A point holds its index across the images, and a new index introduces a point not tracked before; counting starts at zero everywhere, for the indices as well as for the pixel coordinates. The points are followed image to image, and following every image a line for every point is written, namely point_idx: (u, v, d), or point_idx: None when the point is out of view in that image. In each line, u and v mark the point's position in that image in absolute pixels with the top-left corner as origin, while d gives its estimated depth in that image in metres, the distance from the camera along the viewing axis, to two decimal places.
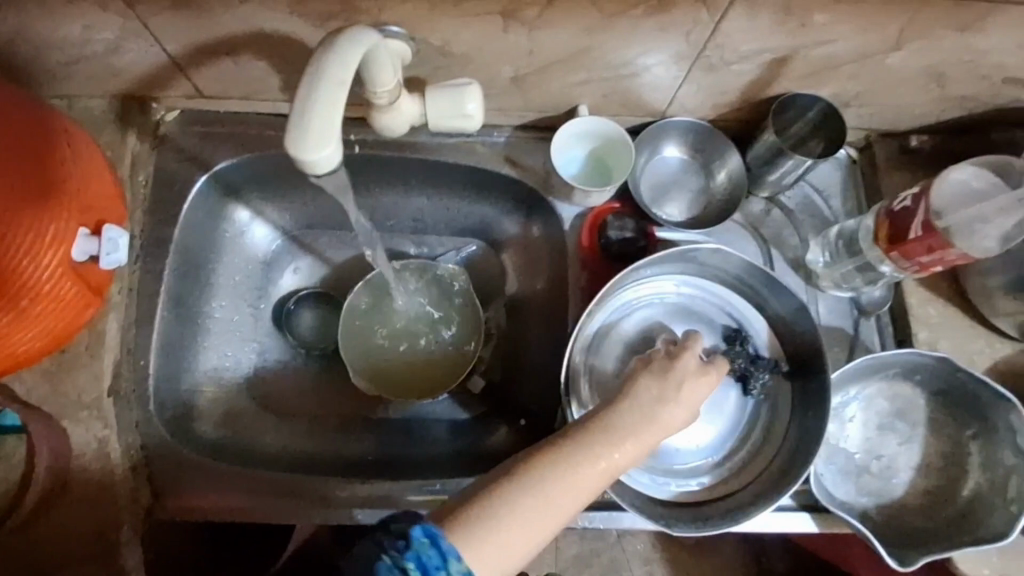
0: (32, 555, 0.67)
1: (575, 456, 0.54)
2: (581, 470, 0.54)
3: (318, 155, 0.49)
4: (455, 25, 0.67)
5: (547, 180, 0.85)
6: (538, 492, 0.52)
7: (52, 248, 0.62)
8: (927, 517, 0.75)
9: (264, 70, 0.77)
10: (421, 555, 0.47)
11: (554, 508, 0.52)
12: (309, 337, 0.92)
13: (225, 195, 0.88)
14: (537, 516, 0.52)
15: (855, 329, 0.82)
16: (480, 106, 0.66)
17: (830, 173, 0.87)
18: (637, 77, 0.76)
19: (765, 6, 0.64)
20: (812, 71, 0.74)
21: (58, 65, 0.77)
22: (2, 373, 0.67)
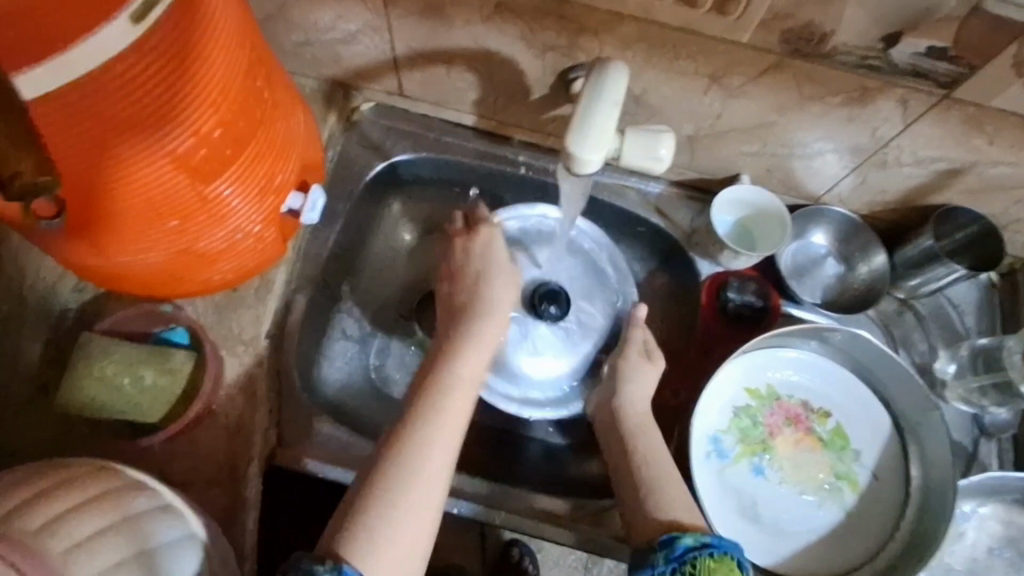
0: (166, 464, 0.71)
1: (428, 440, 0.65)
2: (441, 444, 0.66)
3: (587, 150, 0.56)
4: (659, 79, 0.73)
5: (692, 235, 0.89)
6: (408, 490, 0.62)
7: (276, 195, 0.69)
8: None
9: (466, 84, 0.84)
10: (660, 555, 0.60)
11: (429, 490, 0.63)
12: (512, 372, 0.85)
13: (392, 185, 0.95)
14: (422, 504, 0.62)
15: (974, 447, 0.83)
16: (669, 153, 0.72)
17: (969, 291, 0.88)
18: (807, 159, 0.80)
19: (956, 121, 0.67)
20: (979, 188, 0.77)
21: (285, 47, 0.85)
22: (190, 292, 0.73)
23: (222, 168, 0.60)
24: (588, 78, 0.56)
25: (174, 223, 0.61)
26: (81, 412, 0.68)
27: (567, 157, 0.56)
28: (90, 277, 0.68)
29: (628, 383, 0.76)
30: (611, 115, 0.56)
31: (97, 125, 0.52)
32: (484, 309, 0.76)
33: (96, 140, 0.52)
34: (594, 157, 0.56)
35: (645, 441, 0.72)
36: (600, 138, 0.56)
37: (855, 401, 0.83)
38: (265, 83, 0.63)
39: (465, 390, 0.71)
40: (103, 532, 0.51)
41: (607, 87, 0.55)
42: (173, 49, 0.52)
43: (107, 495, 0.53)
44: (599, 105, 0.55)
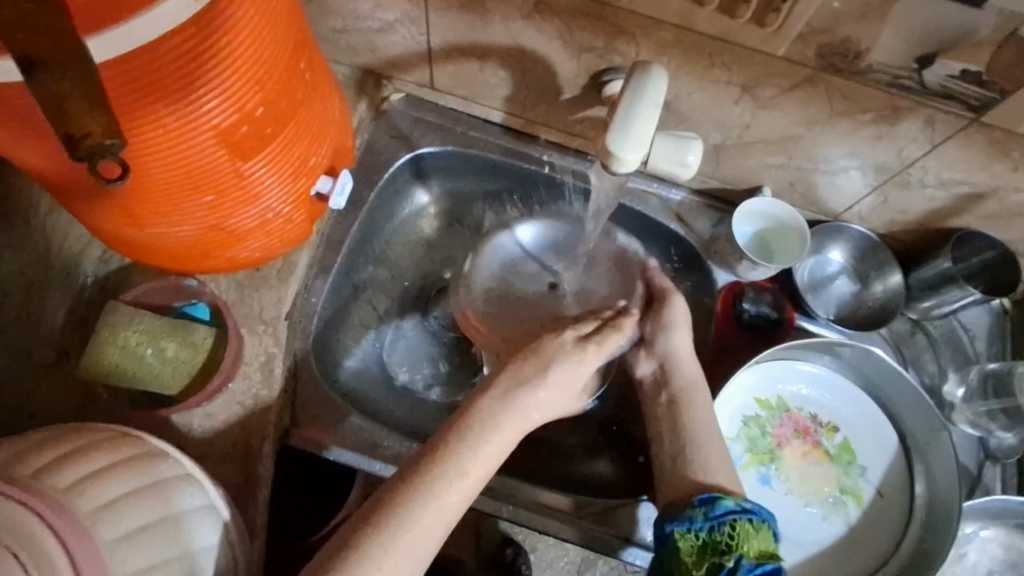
0: (181, 436, 0.72)
1: (433, 497, 0.60)
2: (441, 510, 0.60)
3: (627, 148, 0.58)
4: (692, 86, 0.74)
5: (711, 244, 0.89)
6: (398, 545, 0.58)
7: (308, 178, 0.70)
8: None
9: (498, 81, 0.85)
10: (697, 513, 0.63)
11: (417, 550, 0.58)
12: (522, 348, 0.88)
13: (416, 176, 0.96)
14: (409, 559, 0.58)
15: (979, 470, 0.84)
16: (697, 159, 0.72)
17: (981, 315, 0.89)
18: (830, 175, 0.81)
19: (982, 146, 0.69)
20: (1000, 214, 0.78)
21: (321, 33, 0.86)
22: (215, 269, 0.74)
23: (260, 146, 0.61)
24: (628, 80, 0.58)
25: (209, 198, 0.62)
26: (103, 379, 0.69)
27: (607, 156, 0.58)
28: (118, 245, 0.68)
29: (665, 338, 0.77)
30: (651, 115, 0.58)
31: (145, 99, 0.52)
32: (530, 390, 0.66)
33: (143, 112, 0.52)
34: (635, 155, 0.58)
35: (694, 402, 0.73)
36: (641, 138, 0.58)
37: (863, 417, 0.84)
38: (307, 66, 0.64)
39: (484, 466, 0.63)
40: (128, 495, 0.52)
41: (648, 89, 0.57)
42: (229, 29, 0.53)
43: (132, 460, 0.54)
44: (640, 104, 0.57)
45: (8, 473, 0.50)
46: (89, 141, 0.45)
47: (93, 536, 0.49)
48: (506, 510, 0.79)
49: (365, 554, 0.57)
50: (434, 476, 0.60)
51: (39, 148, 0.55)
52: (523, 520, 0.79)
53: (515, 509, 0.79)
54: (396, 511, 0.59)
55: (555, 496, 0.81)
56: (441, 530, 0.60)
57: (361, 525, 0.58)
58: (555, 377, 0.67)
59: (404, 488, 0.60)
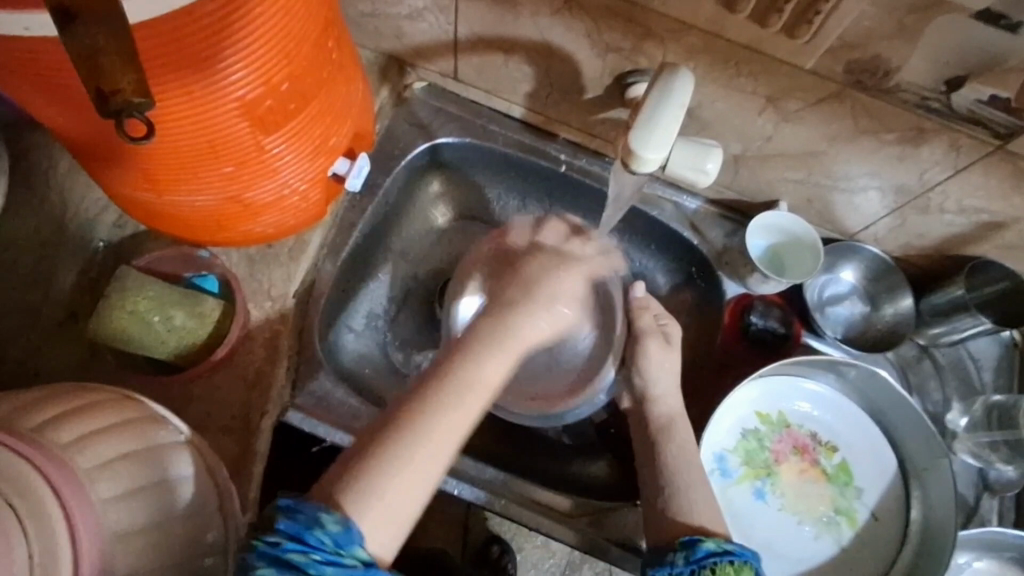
0: (182, 404, 0.73)
1: (421, 438, 0.57)
2: (459, 421, 0.59)
3: (651, 143, 0.58)
4: (717, 94, 0.74)
5: (722, 255, 0.89)
6: (410, 459, 0.57)
7: (327, 157, 0.70)
8: None
9: (522, 75, 0.85)
10: (679, 555, 0.60)
11: (431, 459, 0.58)
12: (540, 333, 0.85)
13: (432, 166, 0.96)
14: (421, 471, 0.57)
15: (976, 501, 0.83)
16: (716, 167, 0.72)
17: (990, 346, 0.88)
18: (848, 193, 0.80)
19: (1004, 175, 0.68)
20: (1018, 244, 0.77)
21: (351, 16, 0.86)
22: (229, 241, 0.75)
23: (283, 119, 0.61)
24: (656, 81, 0.58)
25: (229, 167, 0.62)
26: (105, 339, 0.69)
27: (630, 151, 0.58)
28: (131, 208, 0.69)
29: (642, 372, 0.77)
30: (678, 116, 0.57)
31: (174, 62, 0.52)
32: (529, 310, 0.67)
33: (170, 75, 0.52)
34: (661, 152, 0.58)
35: (674, 440, 0.72)
36: (669, 136, 0.57)
37: (863, 438, 0.83)
38: (335, 45, 0.64)
39: (487, 389, 0.62)
40: (122, 457, 0.52)
41: (675, 89, 0.57)
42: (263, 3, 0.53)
43: (133, 423, 0.55)
44: (667, 104, 0.57)
45: (11, 424, 0.50)
46: (118, 99, 0.45)
47: (89, 493, 0.49)
48: (497, 503, 0.79)
49: (360, 488, 0.55)
50: (433, 389, 0.60)
51: (64, 107, 0.55)
52: (514, 515, 0.79)
53: (506, 503, 0.79)
54: (409, 416, 0.58)
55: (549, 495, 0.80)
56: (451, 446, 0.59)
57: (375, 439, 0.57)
58: (543, 309, 0.68)
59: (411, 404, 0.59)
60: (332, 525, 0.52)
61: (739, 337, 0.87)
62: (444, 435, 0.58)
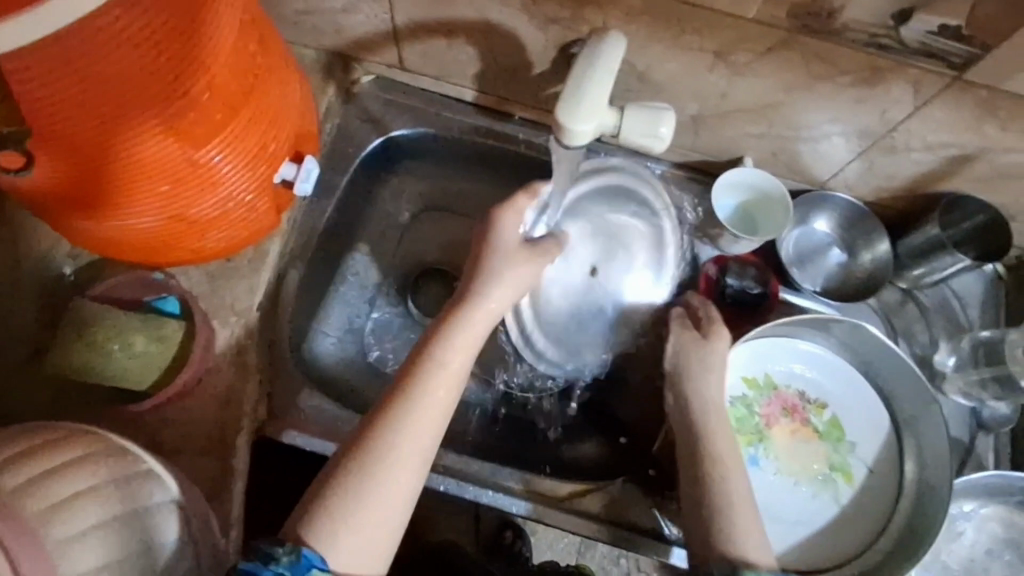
0: (155, 432, 0.72)
1: (384, 453, 0.59)
2: (423, 421, 0.61)
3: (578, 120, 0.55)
4: (665, 55, 0.71)
5: (693, 219, 0.87)
6: (373, 478, 0.58)
7: (268, 163, 0.68)
8: None
9: (467, 57, 0.83)
10: None
11: (399, 472, 0.59)
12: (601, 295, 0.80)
13: (390, 159, 0.94)
14: (389, 488, 0.59)
15: (971, 440, 0.82)
16: (670, 131, 0.70)
17: (974, 283, 0.87)
18: (813, 142, 0.78)
19: (966, 105, 0.66)
20: (991, 175, 0.74)
21: (286, 15, 0.84)
22: (186, 261, 0.73)
23: (211, 133, 0.60)
24: (583, 52, 0.57)
25: (165, 185, 0.61)
26: (69, 374, 0.68)
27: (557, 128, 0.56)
28: (77, 240, 0.67)
29: (696, 384, 0.72)
30: (604, 89, 0.55)
31: (69, 80, 0.53)
32: (478, 299, 0.66)
33: (67, 97, 0.54)
34: (589, 130, 0.56)
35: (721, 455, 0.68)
36: (596, 112, 0.55)
37: (852, 391, 0.82)
38: (257, 47, 0.63)
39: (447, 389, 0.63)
40: (84, 493, 0.52)
41: (601, 58, 0.56)
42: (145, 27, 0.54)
43: (90, 459, 0.54)
44: (592, 78, 0.55)
45: None
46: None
47: (41, 536, 0.49)
48: (485, 495, 0.78)
49: (330, 519, 0.57)
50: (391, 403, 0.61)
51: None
52: (503, 504, 0.78)
53: (494, 493, 0.78)
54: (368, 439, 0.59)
55: (538, 482, 0.79)
56: (416, 454, 0.60)
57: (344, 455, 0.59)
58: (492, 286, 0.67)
59: (369, 422, 0.61)
60: (287, 558, 0.53)
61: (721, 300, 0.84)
62: (406, 447, 0.60)
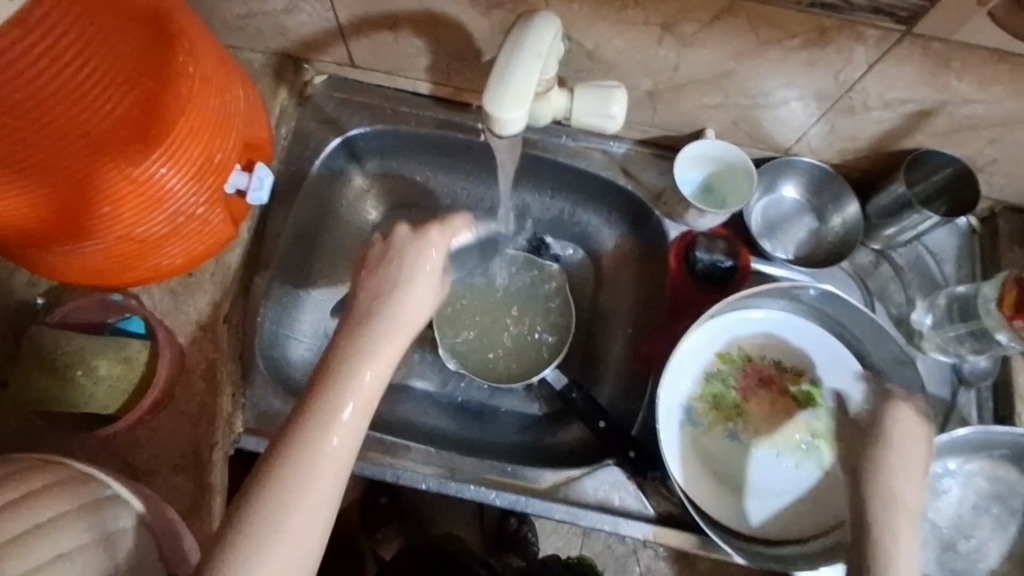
0: (128, 454, 0.71)
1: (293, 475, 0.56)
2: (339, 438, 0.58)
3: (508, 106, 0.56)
4: (612, 31, 0.70)
5: (660, 195, 0.86)
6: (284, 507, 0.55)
7: (217, 173, 0.67)
8: None
9: (415, 49, 0.81)
10: None
11: (316, 491, 0.56)
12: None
13: (351, 159, 0.93)
14: (305, 514, 0.56)
15: (953, 397, 0.81)
16: (622, 110, 0.69)
17: (947, 238, 0.86)
18: (771, 109, 0.76)
19: (919, 59, 0.64)
20: (953, 129, 0.73)
21: (229, 20, 0.82)
22: (143, 281, 0.72)
23: (149, 144, 0.60)
24: (508, 38, 0.58)
25: (107, 207, 0.61)
26: (32, 404, 0.68)
27: (489, 116, 0.57)
28: (34, 268, 0.68)
29: None
30: (532, 74, 0.56)
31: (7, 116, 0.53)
32: (392, 301, 0.64)
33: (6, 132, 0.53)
34: (521, 115, 0.57)
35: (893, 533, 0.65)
36: (526, 96, 0.56)
37: (830, 358, 0.81)
38: (191, 59, 0.62)
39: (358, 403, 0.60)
40: (47, 523, 0.51)
41: (527, 43, 0.57)
42: (68, 42, 0.53)
43: (54, 487, 0.53)
44: (519, 63, 0.56)
45: None
46: None
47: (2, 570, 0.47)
48: (466, 489, 0.77)
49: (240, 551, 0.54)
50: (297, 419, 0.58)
51: None
52: (485, 497, 0.77)
53: (475, 487, 0.78)
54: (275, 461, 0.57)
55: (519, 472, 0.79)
56: (332, 472, 0.58)
57: (246, 488, 0.56)
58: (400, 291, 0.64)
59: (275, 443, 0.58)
60: None
61: (694, 274, 0.83)
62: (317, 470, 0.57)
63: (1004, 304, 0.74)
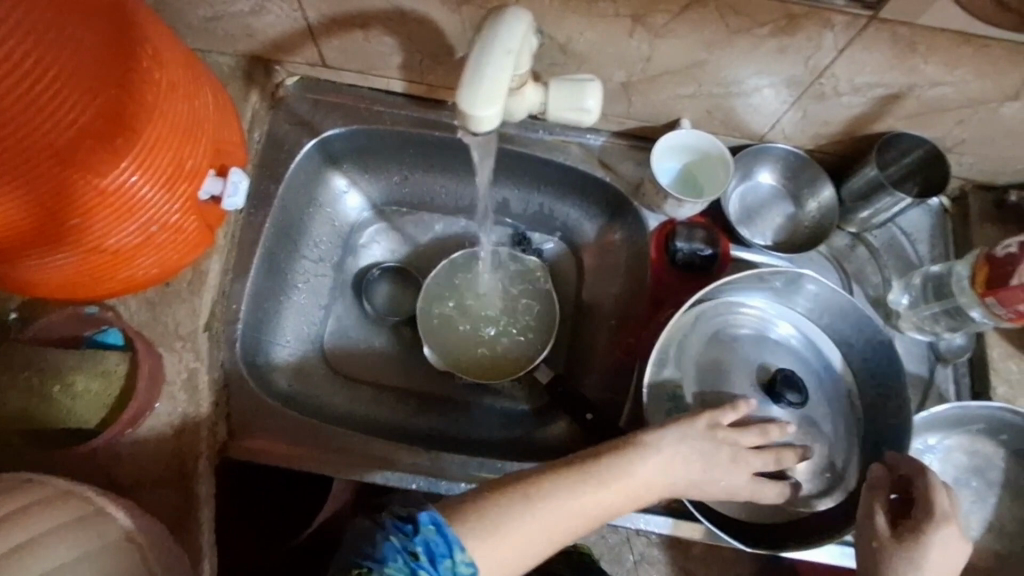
0: (110, 467, 0.70)
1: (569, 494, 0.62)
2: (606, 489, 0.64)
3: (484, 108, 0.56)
4: (583, 23, 0.69)
5: (638, 187, 0.86)
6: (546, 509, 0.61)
7: (187, 180, 0.66)
8: (982, 562, 0.78)
9: (387, 48, 0.80)
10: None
11: (562, 519, 0.61)
12: (751, 390, 0.80)
13: (328, 161, 0.92)
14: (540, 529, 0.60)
15: (931, 374, 0.83)
16: (597, 103, 0.69)
17: (920, 218, 0.87)
18: (744, 97, 0.77)
19: (887, 42, 0.65)
20: (920, 111, 0.74)
21: (195, 23, 0.80)
22: (118, 293, 0.71)
23: (118, 154, 0.59)
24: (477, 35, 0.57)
25: (77, 219, 0.59)
26: (14, 421, 0.67)
27: (463, 114, 0.57)
28: (2, 284, 0.67)
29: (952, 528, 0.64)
30: (504, 73, 0.56)
31: None
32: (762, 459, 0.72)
33: None
34: (495, 114, 0.57)
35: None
36: (500, 96, 0.56)
37: (810, 342, 0.83)
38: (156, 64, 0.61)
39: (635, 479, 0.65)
40: (31, 542, 0.50)
41: (500, 39, 0.56)
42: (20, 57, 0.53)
43: (37, 505, 0.52)
44: (491, 63, 0.56)
45: None
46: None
47: None
48: (455, 487, 0.78)
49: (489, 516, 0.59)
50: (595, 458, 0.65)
51: None
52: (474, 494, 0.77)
53: (465, 484, 0.78)
54: (555, 475, 0.63)
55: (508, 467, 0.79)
56: (581, 514, 0.63)
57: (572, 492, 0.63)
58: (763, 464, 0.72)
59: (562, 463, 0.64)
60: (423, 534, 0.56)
61: (678, 262, 0.84)
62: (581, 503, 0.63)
63: (976, 283, 0.75)
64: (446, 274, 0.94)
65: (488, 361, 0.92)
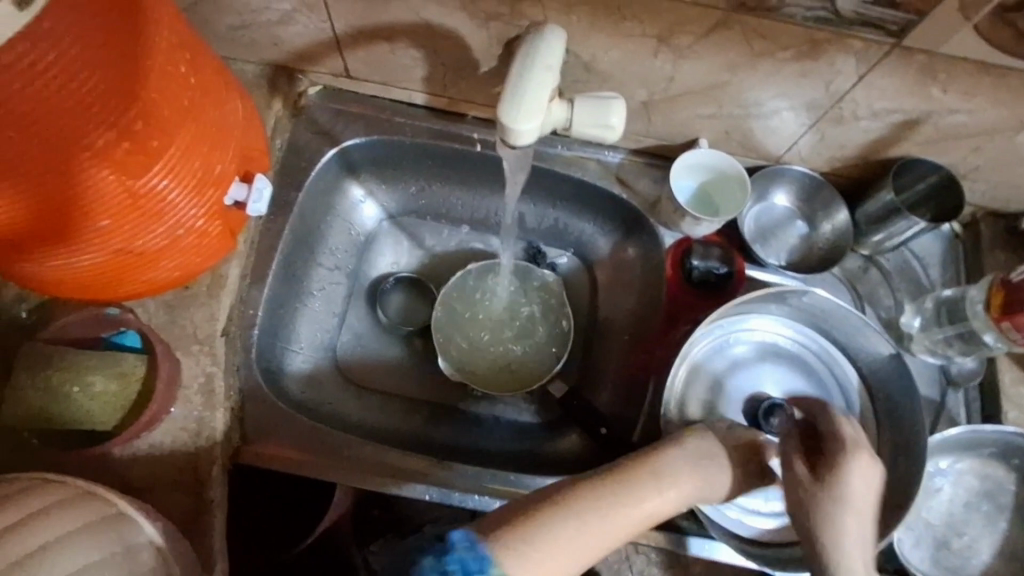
0: (123, 469, 0.70)
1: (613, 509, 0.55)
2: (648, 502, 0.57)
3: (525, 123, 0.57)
4: (608, 42, 0.71)
5: (655, 204, 0.87)
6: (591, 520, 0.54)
7: (214, 186, 0.66)
8: None
9: (412, 60, 0.81)
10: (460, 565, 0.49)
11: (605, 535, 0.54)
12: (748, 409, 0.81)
13: (347, 170, 0.93)
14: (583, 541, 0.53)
15: (942, 398, 0.83)
16: (621, 121, 0.70)
17: (932, 242, 0.88)
18: (763, 118, 0.78)
19: (908, 69, 0.66)
20: (936, 138, 0.76)
21: (222, 31, 0.81)
22: (135, 295, 0.71)
23: (151, 158, 0.59)
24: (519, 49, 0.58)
25: (106, 221, 0.60)
26: (30, 420, 0.67)
27: (501, 128, 0.57)
28: (22, 282, 0.67)
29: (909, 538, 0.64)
30: (545, 90, 0.58)
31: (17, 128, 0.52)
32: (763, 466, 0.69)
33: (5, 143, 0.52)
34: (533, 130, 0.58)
35: None
36: (540, 111, 0.57)
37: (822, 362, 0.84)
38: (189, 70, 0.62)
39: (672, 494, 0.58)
40: (50, 545, 0.49)
41: (539, 56, 0.58)
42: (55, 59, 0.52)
43: (57, 506, 0.52)
44: (532, 80, 0.57)
45: None
46: None
47: None
48: (467, 499, 0.77)
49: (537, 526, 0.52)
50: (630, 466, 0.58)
51: None
52: (486, 506, 0.77)
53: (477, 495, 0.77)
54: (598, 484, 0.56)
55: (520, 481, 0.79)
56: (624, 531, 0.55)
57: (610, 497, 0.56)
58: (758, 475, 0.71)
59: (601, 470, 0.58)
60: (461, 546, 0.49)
61: (692, 280, 0.84)
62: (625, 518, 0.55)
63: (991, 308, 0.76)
64: (460, 287, 0.95)
65: (501, 373, 0.92)
